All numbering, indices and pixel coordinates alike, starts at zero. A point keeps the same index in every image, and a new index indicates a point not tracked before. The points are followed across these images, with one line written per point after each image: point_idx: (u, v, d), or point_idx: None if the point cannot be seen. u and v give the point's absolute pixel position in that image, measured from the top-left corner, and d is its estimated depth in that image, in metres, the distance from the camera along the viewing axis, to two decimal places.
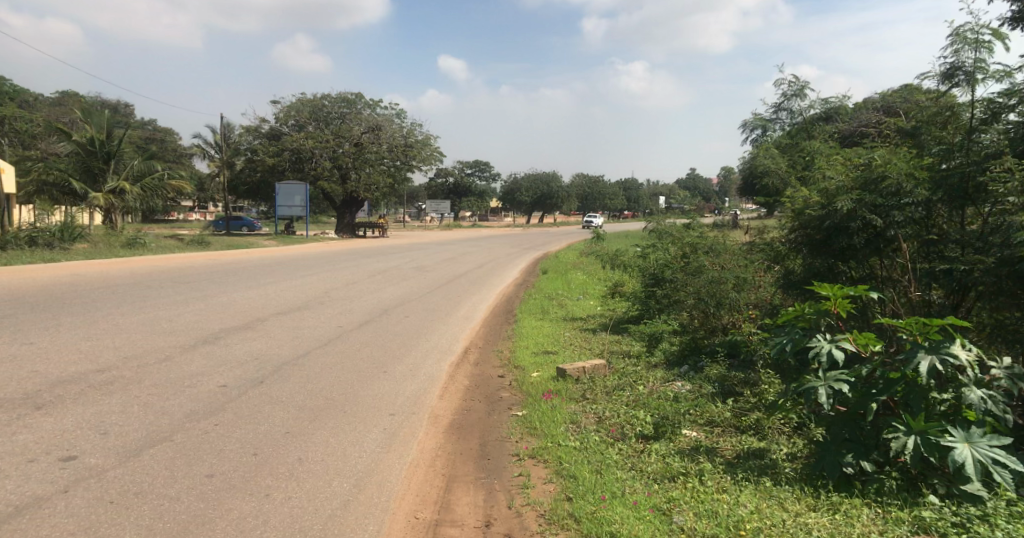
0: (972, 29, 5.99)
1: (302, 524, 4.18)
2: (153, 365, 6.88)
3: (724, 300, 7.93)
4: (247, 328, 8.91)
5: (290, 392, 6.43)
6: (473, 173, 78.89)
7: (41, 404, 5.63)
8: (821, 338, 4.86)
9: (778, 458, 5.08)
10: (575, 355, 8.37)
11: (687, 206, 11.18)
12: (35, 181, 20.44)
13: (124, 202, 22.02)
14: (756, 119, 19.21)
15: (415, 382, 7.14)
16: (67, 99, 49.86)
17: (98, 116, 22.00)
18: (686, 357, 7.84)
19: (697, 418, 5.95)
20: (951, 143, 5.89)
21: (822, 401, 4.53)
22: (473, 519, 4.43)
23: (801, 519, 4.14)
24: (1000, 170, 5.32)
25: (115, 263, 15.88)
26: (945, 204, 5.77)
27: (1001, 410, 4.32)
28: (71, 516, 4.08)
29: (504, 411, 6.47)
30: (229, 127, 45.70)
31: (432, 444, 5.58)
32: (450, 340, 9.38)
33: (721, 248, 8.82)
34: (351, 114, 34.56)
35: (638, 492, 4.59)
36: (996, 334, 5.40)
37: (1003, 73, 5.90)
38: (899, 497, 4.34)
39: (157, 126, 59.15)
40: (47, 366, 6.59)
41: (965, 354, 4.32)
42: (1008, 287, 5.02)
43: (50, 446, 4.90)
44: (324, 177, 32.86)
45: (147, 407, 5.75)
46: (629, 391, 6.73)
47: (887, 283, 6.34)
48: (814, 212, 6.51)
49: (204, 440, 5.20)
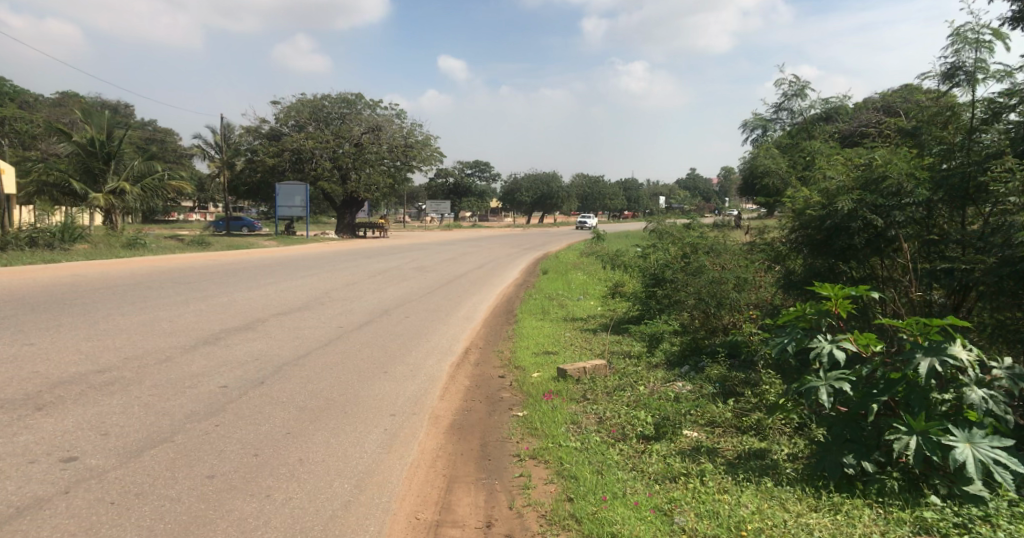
0: (972, 29, 6.00)
1: (303, 524, 4.19)
2: (154, 365, 6.89)
3: (724, 301, 7.93)
4: (247, 329, 8.92)
5: (291, 393, 6.43)
6: (473, 173, 78.91)
7: (41, 405, 5.63)
8: (822, 338, 4.85)
9: (779, 458, 5.08)
10: (575, 355, 8.37)
11: (688, 206, 11.19)
12: (36, 182, 20.44)
13: (124, 203, 22.01)
14: (756, 119, 19.23)
15: (415, 383, 7.14)
16: (67, 100, 49.87)
17: (98, 116, 22.10)
18: (686, 357, 7.84)
19: (698, 418, 5.94)
20: (951, 143, 5.90)
21: (823, 401, 4.53)
22: (474, 520, 4.43)
23: (802, 519, 4.14)
24: (1000, 170, 5.32)
25: (116, 263, 15.89)
26: (946, 204, 5.79)
27: (1002, 410, 4.31)
28: (72, 517, 4.08)
29: (505, 412, 6.47)
30: (229, 126, 45.72)
31: (433, 445, 5.58)
32: (450, 340, 9.39)
33: (722, 248, 8.83)
34: (351, 115, 34.57)
35: (639, 492, 4.59)
36: (997, 334, 5.40)
37: (1003, 73, 5.90)
38: (900, 497, 4.33)
39: (157, 127, 59.15)
40: (47, 366, 6.60)
41: (966, 354, 4.31)
42: (1008, 287, 5.00)
43: (51, 447, 4.90)
44: (324, 177, 32.87)
45: (148, 408, 5.75)
46: (629, 392, 6.73)
47: (888, 283, 6.33)
48: (815, 212, 6.51)
49: (205, 441, 5.20)
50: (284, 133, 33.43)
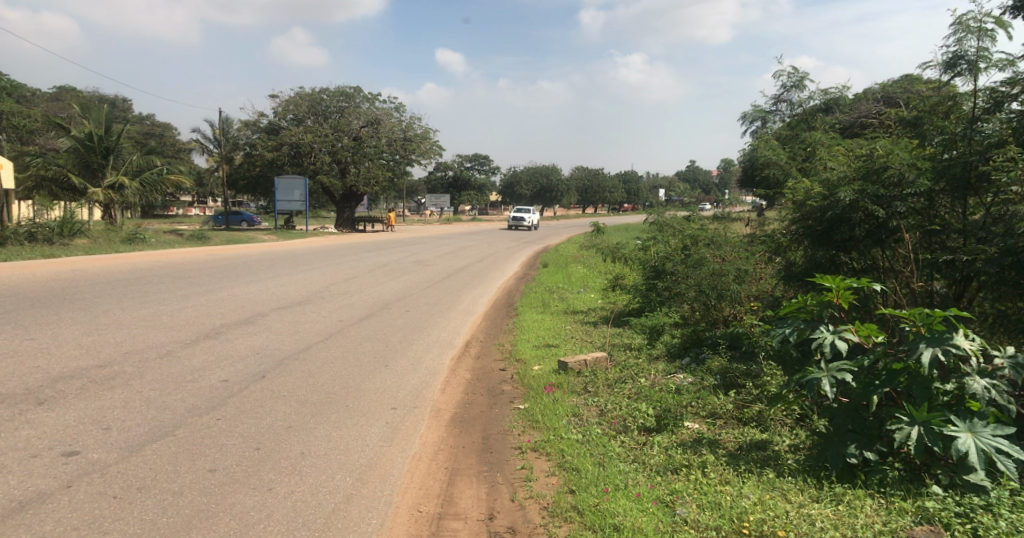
0: (976, 17, 5.96)
1: (305, 518, 4.18)
2: (154, 361, 6.87)
3: (725, 293, 7.87)
4: (247, 323, 8.90)
5: (292, 387, 6.42)
6: (473, 167, 79.07)
7: (42, 399, 5.62)
8: (824, 329, 4.83)
9: (780, 450, 5.08)
10: (576, 348, 8.34)
11: (687, 200, 11.24)
12: (35, 177, 20.37)
13: (123, 198, 21.91)
14: (756, 110, 19.16)
15: (416, 377, 7.11)
16: (65, 95, 49.71)
17: (97, 110, 21.49)
18: (687, 349, 7.83)
19: (699, 409, 5.95)
20: (953, 133, 5.89)
21: (824, 392, 4.53)
22: (476, 512, 4.44)
23: (804, 510, 4.14)
24: (1003, 159, 5.29)
25: (115, 258, 15.84)
26: (948, 195, 5.74)
27: (1005, 399, 4.29)
28: (74, 511, 4.08)
29: (507, 404, 6.47)
30: (228, 122, 45.70)
31: (434, 438, 5.59)
32: (451, 333, 9.39)
33: (722, 240, 8.79)
34: (350, 108, 34.41)
35: (641, 484, 4.60)
36: (999, 324, 5.42)
37: (1006, 63, 5.88)
38: (902, 487, 4.33)
39: (156, 122, 59.06)
40: (48, 361, 6.60)
41: (969, 344, 4.28)
42: (1011, 277, 5.01)
43: (53, 441, 4.90)
44: (324, 171, 32.97)
45: (150, 402, 5.75)
46: (630, 383, 6.75)
47: (888, 274, 6.30)
48: (817, 203, 6.48)
49: (206, 435, 5.20)
50: (284, 127, 33.37)
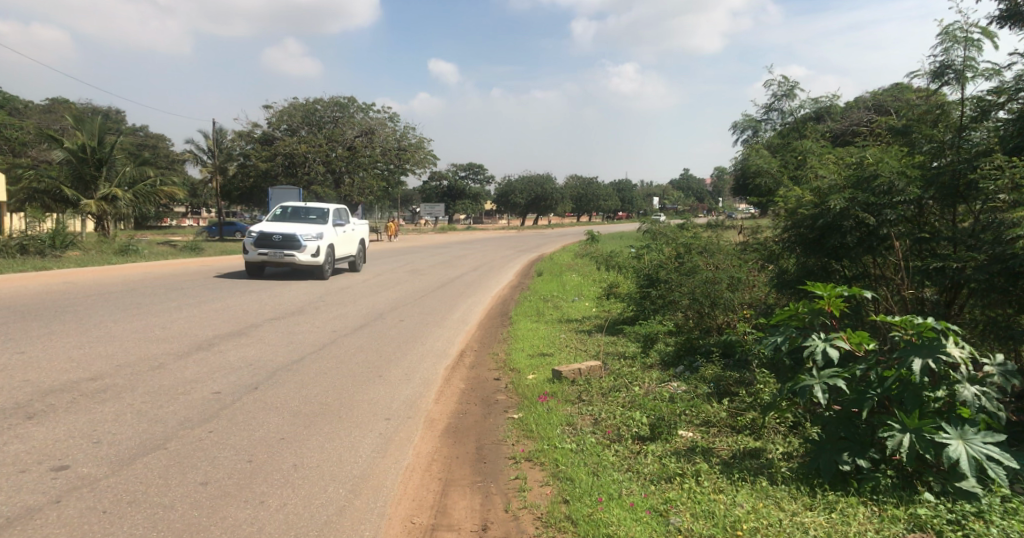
0: (962, 27, 6.03)
1: (296, 531, 4.17)
2: (145, 373, 6.85)
3: (718, 301, 7.94)
4: (241, 334, 8.89)
5: (286, 398, 6.42)
6: (469, 177, 79.77)
7: (32, 413, 5.59)
8: (816, 337, 4.86)
9: (773, 458, 5.09)
10: (569, 357, 8.33)
11: (681, 208, 11.19)
12: (28, 190, 20.45)
13: (117, 210, 21.79)
14: (745, 119, 19.37)
15: (410, 387, 7.11)
16: (58, 107, 49.60)
17: (90, 122, 21.45)
18: (681, 357, 7.85)
19: (694, 418, 5.96)
20: (941, 141, 5.96)
21: (817, 399, 4.55)
22: (470, 523, 4.42)
23: (797, 518, 4.15)
24: (989, 167, 5.37)
25: (107, 270, 15.78)
26: (937, 202, 5.81)
27: (995, 406, 4.33)
28: (63, 526, 4.05)
29: (501, 414, 6.47)
30: (223, 133, 45.82)
31: (428, 448, 5.58)
32: (446, 342, 9.40)
33: (715, 249, 8.79)
34: (344, 119, 34.58)
35: (634, 493, 4.59)
36: (990, 331, 5.47)
37: (992, 72, 5.93)
38: (895, 495, 4.34)
39: (150, 134, 59.23)
40: (39, 374, 6.57)
41: (959, 352, 4.32)
42: (1000, 284, 5.06)
43: (42, 455, 4.87)
44: (317, 182, 32.89)
45: (141, 415, 5.73)
46: (625, 392, 6.73)
47: (879, 281, 6.32)
48: (808, 211, 6.46)
49: (199, 447, 5.19)
50: (277, 137, 33.33)
